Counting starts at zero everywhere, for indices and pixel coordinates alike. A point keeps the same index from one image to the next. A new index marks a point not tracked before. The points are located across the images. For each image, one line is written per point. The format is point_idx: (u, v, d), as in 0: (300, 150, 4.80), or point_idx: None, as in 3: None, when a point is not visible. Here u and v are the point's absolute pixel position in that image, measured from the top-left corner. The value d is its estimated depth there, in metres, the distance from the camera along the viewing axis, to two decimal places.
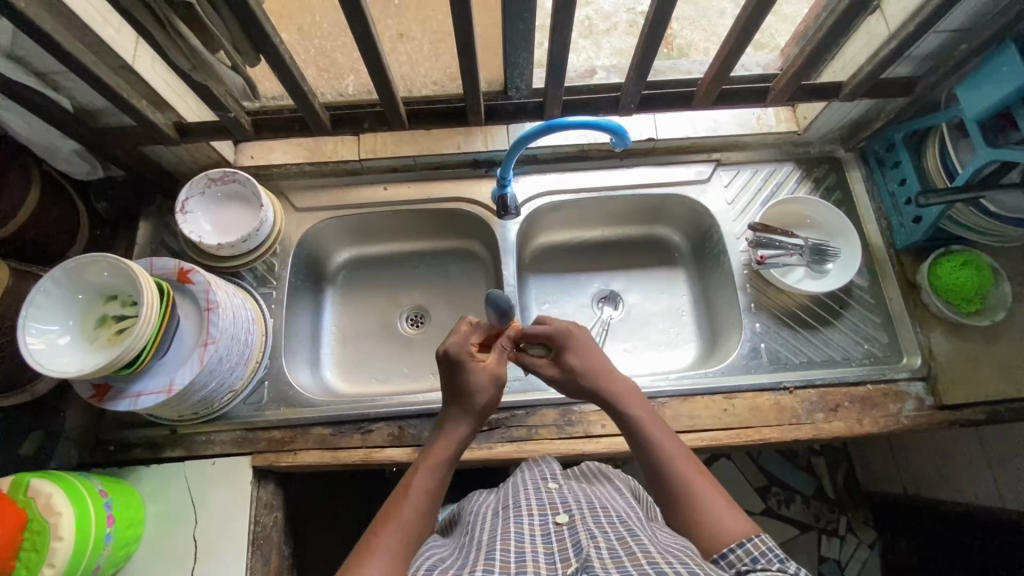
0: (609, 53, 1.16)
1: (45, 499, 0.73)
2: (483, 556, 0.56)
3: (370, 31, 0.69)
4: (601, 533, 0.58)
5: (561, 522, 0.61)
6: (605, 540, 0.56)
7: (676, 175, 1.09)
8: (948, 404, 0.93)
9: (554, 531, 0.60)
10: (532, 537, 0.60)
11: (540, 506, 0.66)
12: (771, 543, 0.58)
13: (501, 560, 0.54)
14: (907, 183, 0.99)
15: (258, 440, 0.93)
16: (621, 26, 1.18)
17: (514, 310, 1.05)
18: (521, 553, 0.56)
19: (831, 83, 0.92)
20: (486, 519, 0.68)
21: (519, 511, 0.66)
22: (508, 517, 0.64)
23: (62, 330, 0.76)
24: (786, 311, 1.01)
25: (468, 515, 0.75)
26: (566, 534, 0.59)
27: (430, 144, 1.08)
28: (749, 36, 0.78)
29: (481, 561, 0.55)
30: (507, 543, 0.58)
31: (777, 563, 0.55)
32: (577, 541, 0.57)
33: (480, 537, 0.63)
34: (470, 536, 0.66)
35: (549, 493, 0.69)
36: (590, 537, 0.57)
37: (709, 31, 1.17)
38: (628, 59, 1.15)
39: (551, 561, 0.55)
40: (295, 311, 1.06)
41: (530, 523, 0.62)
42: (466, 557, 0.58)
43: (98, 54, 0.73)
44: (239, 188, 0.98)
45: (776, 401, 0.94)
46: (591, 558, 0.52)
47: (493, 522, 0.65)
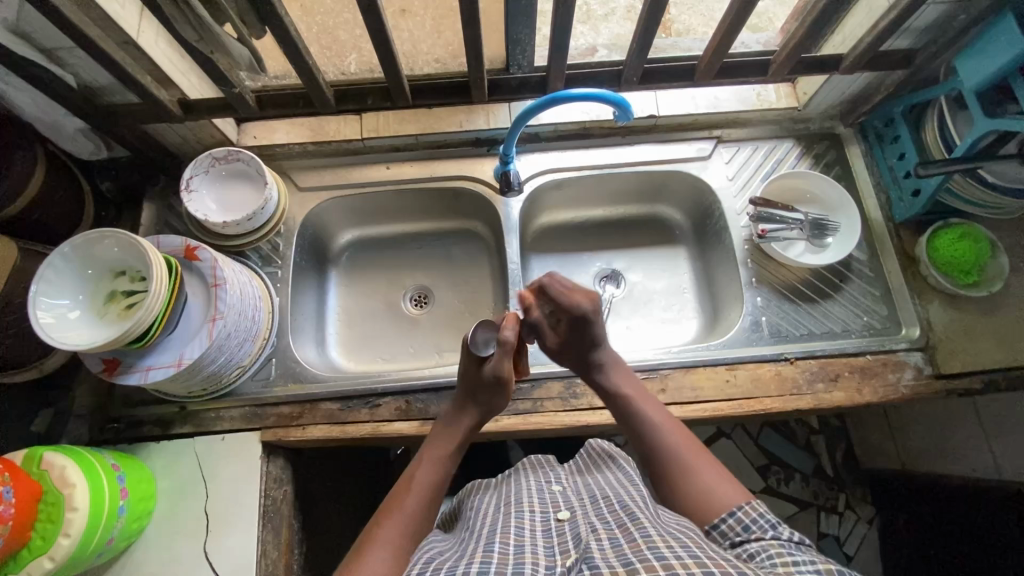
0: (608, 37, 1.17)
1: (59, 470, 0.74)
2: (482, 547, 0.58)
3: (376, 3, 0.69)
4: (602, 524, 0.60)
5: (561, 518, 0.64)
6: (605, 531, 0.58)
7: (678, 153, 1.10)
8: (946, 373, 0.94)
9: (554, 526, 0.63)
10: (532, 530, 0.62)
11: (541, 506, 0.69)
12: (762, 510, 0.61)
13: (500, 550, 0.57)
14: (906, 157, 1.00)
15: (268, 416, 0.94)
16: (619, 11, 1.19)
17: (517, 287, 1.05)
18: (520, 545, 0.58)
19: (832, 56, 0.92)
20: (487, 514, 0.70)
21: (521, 507, 0.68)
22: (510, 513, 0.67)
23: (72, 305, 0.77)
24: (787, 284, 1.02)
25: (470, 509, 0.77)
26: (567, 528, 0.62)
27: (433, 123, 1.08)
28: (751, 7, 0.78)
29: (480, 551, 0.57)
30: (506, 536, 0.60)
31: (769, 530, 0.58)
32: (577, 534, 0.59)
33: (480, 530, 0.65)
34: (470, 530, 0.68)
35: (552, 494, 0.72)
36: (591, 529, 0.59)
37: (708, 13, 1.18)
38: (627, 41, 1.15)
39: (551, 554, 0.57)
40: (300, 291, 1.07)
41: (531, 519, 0.65)
42: (464, 549, 0.61)
43: (102, 27, 0.73)
44: (243, 167, 0.99)
45: (777, 372, 0.95)
46: (591, 549, 0.54)
47: (494, 517, 0.67)
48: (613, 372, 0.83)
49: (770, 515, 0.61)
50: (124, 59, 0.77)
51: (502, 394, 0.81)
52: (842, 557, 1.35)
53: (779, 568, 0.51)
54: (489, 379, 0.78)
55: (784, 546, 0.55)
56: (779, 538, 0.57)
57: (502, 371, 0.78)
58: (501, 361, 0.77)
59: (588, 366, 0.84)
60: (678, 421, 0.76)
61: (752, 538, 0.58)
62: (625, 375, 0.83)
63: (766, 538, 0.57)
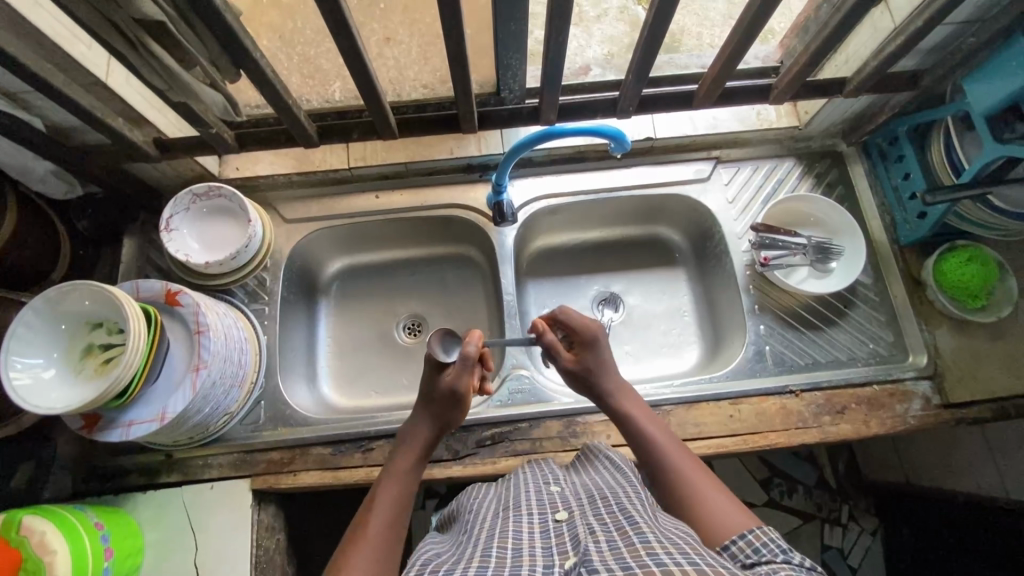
0: (600, 40, 1.11)
1: (39, 538, 0.71)
2: (479, 550, 0.56)
3: (356, 43, 0.65)
4: (601, 526, 0.57)
5: (560, 518, 0.62)
6: (603, 533, 0.55)
7: (675, 175, 1.07)
8: (955, 402, 0.92)
9: (552, 526, 0.60)
10: (530, 533, 0.59)
11: (540, 506, 0.66)
12: (774, 534, 0.56)
13: (497, 555, 0.54)
14: (911, 177, 0.97)
15: (257, 463, 0.91)
16: (611, 12, 1.14)
17: (514, 319, 1.02)
18: (518, 548, 0.55)
19: (836, 79, 0.88)
20: (485, 516, 0.67)
21: (518, 511, 0.65)
22: (508, 515, 0.64)
23: (46, 363, 0.73)
24: (789, 311, 0.99)
25: (467, 510, 0.74)
26: (565, 528, 0.59)
27: (421, 150, 1.05)
28: (752, 36, 0.73)
29: (477, 557, 0.54)
30: (503, 541, 0.57)
31: (781, 554, 0.53)
32: (575, 534, 0.56)
33: (477, 533, 0.62)
34: (468, 533, 0.65)
35: (551, 493, 0.69)
36: (589, 531, 0.56)
37: (701, 12, 1.10)
38: (620, 46, 1.11)
39: (549, 555, 0.54)
40: (290, 325, 1.04)
41: (529, 521, 0.62)
42: (462, 551, 0.59)
43: (65, 71, 0.68)
44: (225, 203, 0.95)
45: (782, 405, 0.93)
46: (590, 552, 0.51)
47: (493, 520, 0.64)
48: (622, 398, 0.80)
49: (781, 540, 0.56)
50: (92, 103, 0.72)
51: (458, 409, 0.78)
52: (846, 569, 1.33)
53: None
54: (446, 391, 0.76)
55: (794, 570, 0.50)
56: (790, 564, 0.53)
57: (461, 384, 0.76)
58: (460, 373, 0.76)
59: (599, 394, 0.81)
60: (687, 450, 0.73)
61: (762, 561, 0.53)
62: (637, 403, 0.80)
63: (778, 562, 0.52)
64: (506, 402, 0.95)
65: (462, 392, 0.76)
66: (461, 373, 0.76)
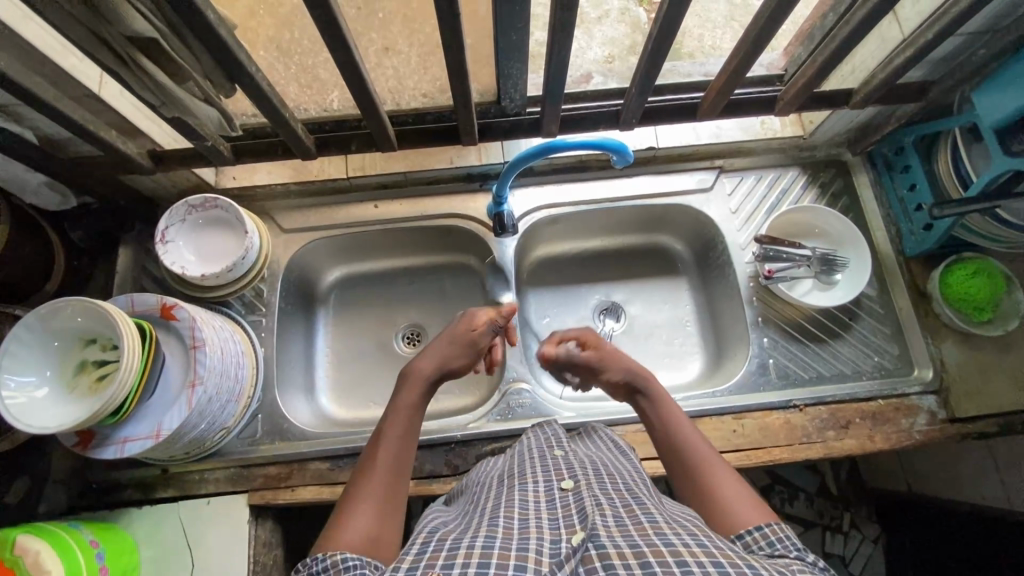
0: (601, 42, 1.06)
1: (34, 557, 0.70)
2: (485, 522, 0.54)
3: (354, 58, 0.64)
4: (607, 501, 0.56)
5: (566, 487, 0.59)
6: (611, 508, 0.54)
7: (678, 184, 1.05)
8: (960, 417, 0.91)
9: (559, 496, 0.58)
10: (536, 503, 0.57)
11: (545, 474, 0.64)
12: (789, 531, 0.55)
13: (504, 526, 0.52)
14: (918, 189, 0.95)
15: (254, 478, 0.90)
16: (612, 13, 1.08)
17: (515, 331, 1.01)
18: (524, 520, 0.53)
19: (843, 90, 0.86)
20: (490, 487, 0.66)
21: (523, 478, 0.64)
22: (513, 485, 0.63)
23: (39, 382, 0.72)
24: (793, 324, 0.98)
25: (475, 484, 0.73)
26: (572, 499, 0.57)
27: (421, 160, 1.05)
28: (759, 50, 0.71)
29: (484, 527, 0.53)
30: (509, 511, 0.55)
31: (795, 551, 0.52)
32: (582, 507, 0.55)
33: (484, 505, 0.61)
34: (474, 504, 0.64)
35: (555, 458, 0.68)
36: (595, 504, 0.55)
37: (702, 13, 1.04)
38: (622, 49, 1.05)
39: (555, 527, 0.52)
40: (288, 336, 1.03)
41: (535, 489, 0.60)
42: (469, 522, 0.57)
43: (56, 84, 0.67)
44: (222, 214, 0.93)
45: (785, 420, 0.91)
46: (597, 527, 0.50)
47: (498, 492, 0.63)
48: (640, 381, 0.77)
49: (796, 537, 0.54)
50: (86, 116, 0.71)
51: (467, 365, 0.80)
52: None
53: None
54: (468, 343, 0.79)
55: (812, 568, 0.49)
56: (804, 562, 0.51)
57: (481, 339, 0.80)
58: (484, 331, 0.80)
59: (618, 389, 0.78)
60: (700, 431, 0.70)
61: (777, 555, 0.52)
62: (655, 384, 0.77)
63: (792, 557, 0.51)
64: (507, 416, 0.94)
65: (479, 350, 0.80)
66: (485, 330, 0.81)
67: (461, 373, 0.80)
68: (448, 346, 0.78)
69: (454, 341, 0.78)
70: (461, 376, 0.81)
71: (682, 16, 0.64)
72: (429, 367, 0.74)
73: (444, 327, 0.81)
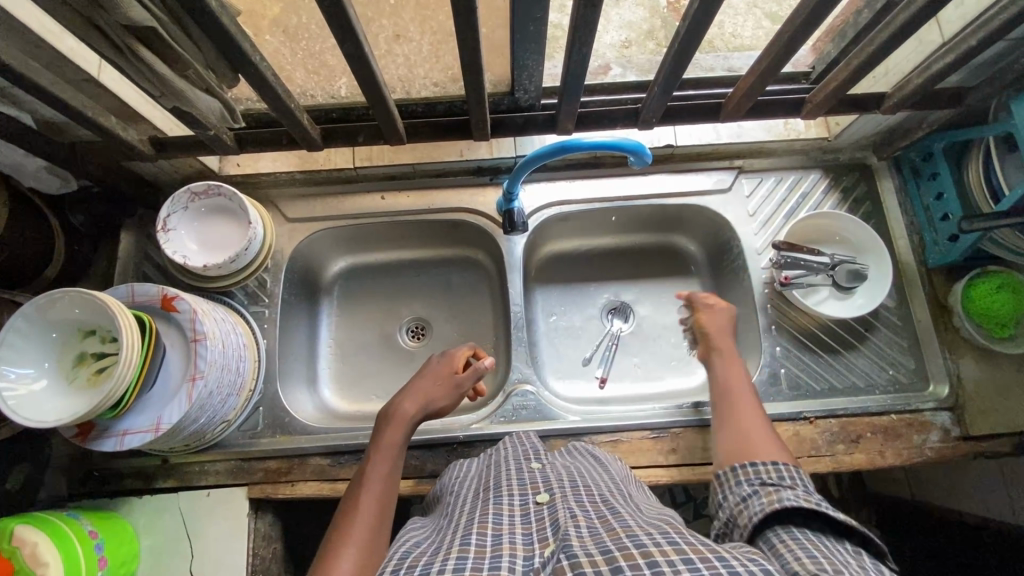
0: (618, 26, 1.00)
1: (31, 549, 0.70)
2: (458, 539, 0.53)
3: (363, 50, 0.61)
4: (582, 512, 0.56)
5: (541, 501, 0.60)
6: (584, 518, 0.54)
7: (694, 184, 1.02)
8: (974, 435, 0.89)
9: (533, 510, 0.58)
10: (511, 517, 0.57)
11: (521, 486, 0.64)
12: (797, 471, 0.64)
13: (477, 543, 0.51)
14: (944, 198, 0.91)
15: (254, 471, 0.90)
16: None
17: (521, 331, 0.99)
18: (497, 535, 0.53)
19: (873, 94, 0.83)
20: (466, 501, 0.65)
21: (499, 491, 0.64)
22: (488, 498, 0.62)
23: (38, 374, 0.70)
24: (807, 333, 0.96)
25: (450, 494, 0.73)
26: (546, 512, 0.57)
27: (429, 151, 1.01)
28: (790, 53, 0.68)
29: (456, 547, 0.52)
30: (483, 526, 0.55)
31: (800, 484, 0.61)
32: (555, 519, 0.55)
33: (457, 520, 0.60)
34: (450, 518, 0.63)
35: (531, 473, 0.68)
36: (570, 515, 0.55)
37: None
38: (640, 34, 0.99)
39: (528, 542, 0.52)
40: (290, 327, 1.01)
41: (510, 503, 0.60)
42: (441, 542, 0.56)
43: (56, 69, 0.64)
44: (224, 202, 0.91)
45: (795, 432, 0.90)
46: (569, 536, 0.50)
47: (473, 504, 0.63)
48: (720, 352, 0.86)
49: (804, 477, 0.63)
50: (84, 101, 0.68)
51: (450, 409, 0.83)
52: None
53: (803, 500, 0.55)
54: (450, 390, 0.82)
55: (811, 493, 0.58)
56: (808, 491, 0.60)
57: (465, 386, 0.84)
58: (467, 377, 0.84)
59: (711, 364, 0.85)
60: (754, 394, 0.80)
61: (785, 483, 0.61)
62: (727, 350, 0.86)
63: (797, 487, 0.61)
64: (511, 418, 0.92)
65: (462, 394, 0.84)
66: (471, 377, 0.84)
67: (446, 413, 0.84)
68: (432, 385, 0.82)
69: (438, 382, 0.82)
70: (445, 416, 0.84)
71: (712, 14, 0.60)
72: (412, 409, 0.78)
73: (428, 367, 0.85)
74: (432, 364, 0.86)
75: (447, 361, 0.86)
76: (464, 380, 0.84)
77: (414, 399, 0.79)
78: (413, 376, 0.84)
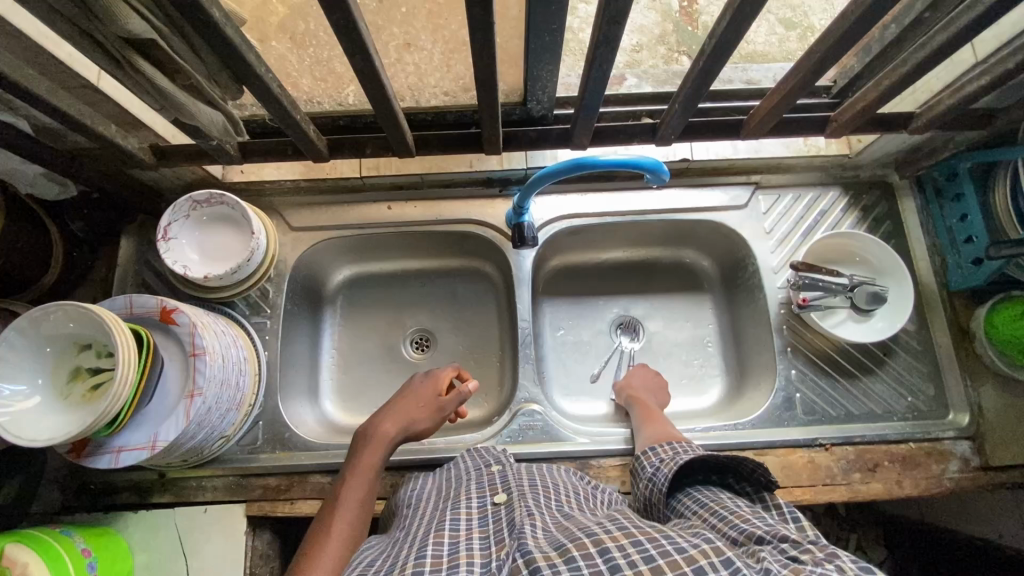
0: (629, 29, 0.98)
1: (21, 569, 0.67)
2: (414, 553, 0.52)
3: (375, 65, 0.58)
4: (539, 512, 0.56)
5: (498, 502, 0.60)
6: (541, 518, 0.55)
7: (710, 200, 0.99)
8: (995, 465, 0.86)
9: (490, 512, 0.58)
10: (468, 521, 0.57)
11: (480, 489, 0.64)
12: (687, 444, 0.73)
13: (433, 555, 0.51)
14: (968, 220, 0.88)
15: (253, 488, 0.88)
16: None
17: (528, 348, 0.96)
18: (455, 543, 0.53)
19: (899, 113, 0.80)
20: (424, 513, 0.64)
21: (458, 497, 0.64)
22: (447, 505, 0.63)
23: (31, 390, 0.68)
24: (824, 356, 0.93)
25: (406, 505, 0.71)
26: (504, 513, 0.57)
27: (440, 163, 0.98)
28: (819, 74, 0.65)
29: (410, 562, 0.50)
30: (439, 535, 0.54)
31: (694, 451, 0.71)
32: (512, 519, 0.55)
33: (415, 532, 0.59)
34: (406, 529, 0.61)
35: (490, 476, 0.68)
36: (527, 514, 0.56)
37: None
38: (650, 36, 0.97)
39: (485, 546, 0.52)
40: (292, 337, 0.98)
41: (468, 507, 0.60)
42: (398, 555, 0.54)
43: (54, 76, 0.62)
44: (227, 210, 0.88)
45: (810, 459, 0.87)
46: (525, 537, 0.50)
47: (432, 512, 0.63)
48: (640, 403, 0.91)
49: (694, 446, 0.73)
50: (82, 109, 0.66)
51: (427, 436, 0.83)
52: None
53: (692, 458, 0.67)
54: (431, 413, 0.82)
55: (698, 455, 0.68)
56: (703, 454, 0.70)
57: (447, 411, 0.83)
58: (450, 403, 0.83)
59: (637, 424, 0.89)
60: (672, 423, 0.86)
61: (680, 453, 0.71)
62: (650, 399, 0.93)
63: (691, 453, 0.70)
64: (518, 439, 0.90)
65: (445, 417, 0.84)
66: (454, 401, 0.84)
67: (428, 435, 0.83)
68: (412, 406, 0.81)
69: (419, 404, 0.81)
70: (427, 437, 0.83)
71: (740, 34, 0.58)
72: (391, 431, 0.78)
73: (410, 386, 0.85)
74: (416, 383, 0.86)
75: (428, 381, 0.85)
76: (448, 404, 0.83)
77: (393, 420, 0.79)
78: (394, 395, 0.85)
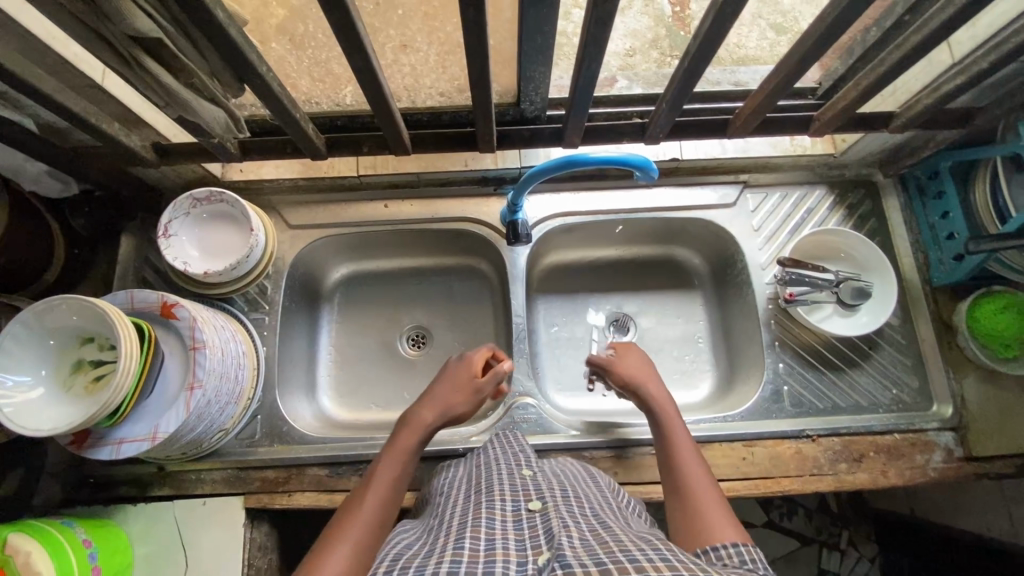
0: (622, 33, 1.01)
1: (23, 557, 0.69)
2: (452, 543, 0.50)
3: (371, 64, 0.60)
4: (574, 521, 0.54)
5: (533, 508, 0.57)
6: (577, 529, 0.52)
7: (700, 198, 1.01)
8: (978, 456, 0.89)
9: (525, 516, 0.56)
10: (503, 523, 0.54)
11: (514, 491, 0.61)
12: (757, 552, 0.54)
13: (470, 547, 0.49)
14: (950, 216, 0.91)
15: (251, 480, 0.89)
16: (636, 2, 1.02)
17: (522, 343, 0.98)
18: (491, 540, 0.51)
19: (880, 112, 0.82)
20: (459, 503, 0.62)
21: (491, 494, 0.61)
22: (479, 502, 0.60)
23: (34, 382, 0.70)
24: (811, 350, 0.95)
25: (439, 498, 0.70)
26: (539, 521, 0.55)
27: (436, 161, 1.01)
28: (801, 73, 0.67)
29: (449, 550, 0.49)
30: (477, 530, 0.52)
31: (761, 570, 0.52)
32: (549, 527, 0.52)
33: (449, 522, 0.58)
34: (440, 518, 0.61)
35: (522, 479, 0.65)
36: (562, 525, 0.53)
37: None
38: (642, 40, 1.00)
39: (522, 547, 0.49)
40: (290, 333, 1.00)
41: (502, 507, 0.57)
42: (434, 544, 0.53)
43: (60, 74, 0.63)
44: (227, 208, 0.90)
45: (797, 450, 0.89)
46: (563, 546, 0.47)
47: (466, 505, 0.60)
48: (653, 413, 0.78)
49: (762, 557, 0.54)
50: (86, 107, 0.68)
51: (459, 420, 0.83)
52: None
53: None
54: (468, 396, 0.82)
55: None
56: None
57: (484, 395, 0.83)
58: (488, 386, 0.83)
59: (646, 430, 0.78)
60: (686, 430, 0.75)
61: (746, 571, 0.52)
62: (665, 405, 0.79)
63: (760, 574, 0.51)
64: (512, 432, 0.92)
65: (481, 402, 0.84)
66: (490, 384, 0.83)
67: (466, 418, 0.84)
68: (450, 388, 0.82)
69: (456, 387, 0.82)
70: (465, 422, 0.84)
71: (723, 35, 0.60)
72: (429, 416, 0.78)
73: (448, 369, 0.85)
74: (454, 366, 0.86)
75: (465, 364, 0.85)
76: (487, 389, 0.83)
77: (435, 403, 0.79)
78: (433, 379, 0.85)
